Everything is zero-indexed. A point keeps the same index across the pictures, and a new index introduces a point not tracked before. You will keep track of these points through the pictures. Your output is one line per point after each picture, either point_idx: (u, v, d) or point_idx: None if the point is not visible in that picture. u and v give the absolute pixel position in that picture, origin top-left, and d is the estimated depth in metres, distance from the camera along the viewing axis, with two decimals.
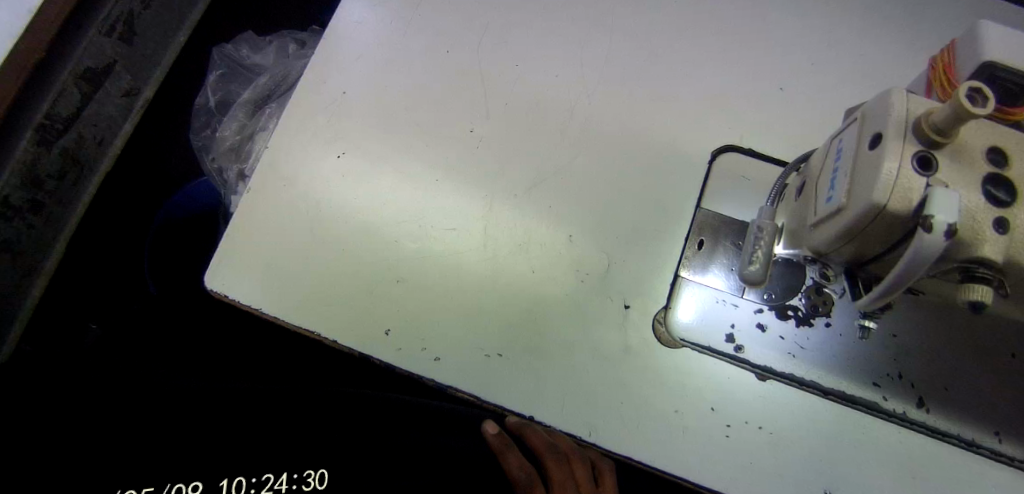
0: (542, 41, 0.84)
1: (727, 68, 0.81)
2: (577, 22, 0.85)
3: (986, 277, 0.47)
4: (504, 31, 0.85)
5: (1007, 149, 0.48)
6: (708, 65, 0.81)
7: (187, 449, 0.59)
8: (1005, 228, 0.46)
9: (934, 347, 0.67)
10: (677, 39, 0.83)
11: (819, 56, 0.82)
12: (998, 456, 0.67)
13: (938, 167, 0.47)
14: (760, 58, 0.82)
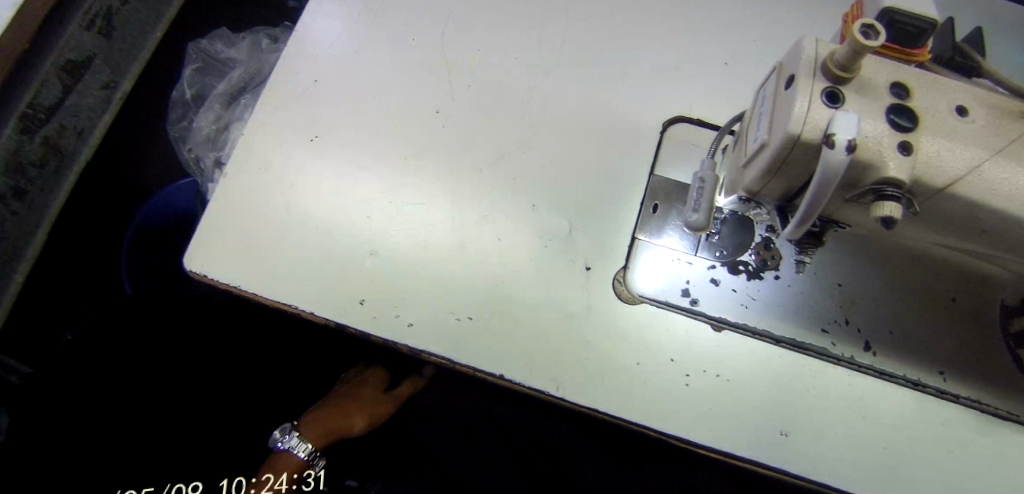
0: (503, 22, 0.87)
1: (676, 45, 0.86)
2: (535, 5, 0.88)
3: (896, 196, 0.48)
4: (466, 14, 0.88)
5: (909, 84, 0.51)
6: (658, 43, 0.86)
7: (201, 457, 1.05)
8: (909, 151, 0.48)
9: (876, 292, 0.72)
10: (628, 20, 0.87)
11: (762, 33, 0.87)
12: (943, 395, 0.69)
13: (847, 98, 0.49)
14: (708, 30, 0.87)
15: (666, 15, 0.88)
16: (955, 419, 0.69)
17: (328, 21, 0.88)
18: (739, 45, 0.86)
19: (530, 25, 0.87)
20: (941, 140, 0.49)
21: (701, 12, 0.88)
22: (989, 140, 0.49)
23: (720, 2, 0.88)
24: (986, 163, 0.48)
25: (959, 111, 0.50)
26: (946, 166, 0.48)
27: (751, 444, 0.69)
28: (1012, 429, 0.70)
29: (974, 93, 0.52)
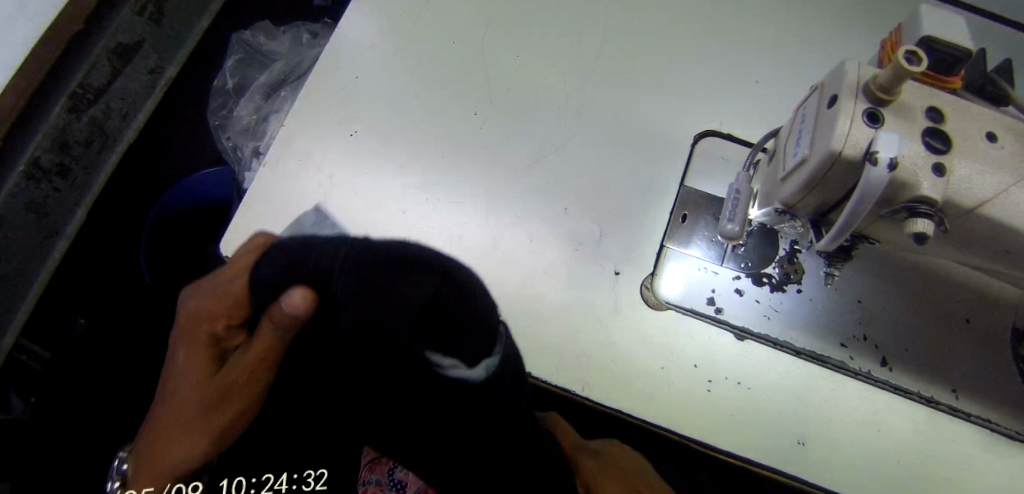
0: (541, 31, 0.90)
1: (708, 63, 0.88)
2: (572, 16, 0.91)
3: (928, 213, 0.51)
4: (507, 21, 0.91)
5: (943, 111, 0.54)
6: (691, 59, 0.89)
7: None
8: (943, 173, 0.51)
9: (895, 310, 0.74)
10: (663, 36, 0.90)
11: (791, 55, 0.90)
12: (957, 413, 0.71)
13: (886, 120, 0.52)
14: (740, 48, 0.90)
15: (699, 31, 0.90)
16: (967, 437, 0.71)
17: (372, 18, 0.90)
18: (769, 66, 0.89)
19: (569, 34, 0.90)
20: (973, 164, 0.52)
21: (734, 31, 0.91)
22: (1018, 165, 0.52)
23: (753, 22, 0.91)
24: (1014, 188, 0.51)
25: (989, 138, 0.54)
26: (975, 189, 0.51)
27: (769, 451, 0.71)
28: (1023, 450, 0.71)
29: (1003, 122, 0.55)
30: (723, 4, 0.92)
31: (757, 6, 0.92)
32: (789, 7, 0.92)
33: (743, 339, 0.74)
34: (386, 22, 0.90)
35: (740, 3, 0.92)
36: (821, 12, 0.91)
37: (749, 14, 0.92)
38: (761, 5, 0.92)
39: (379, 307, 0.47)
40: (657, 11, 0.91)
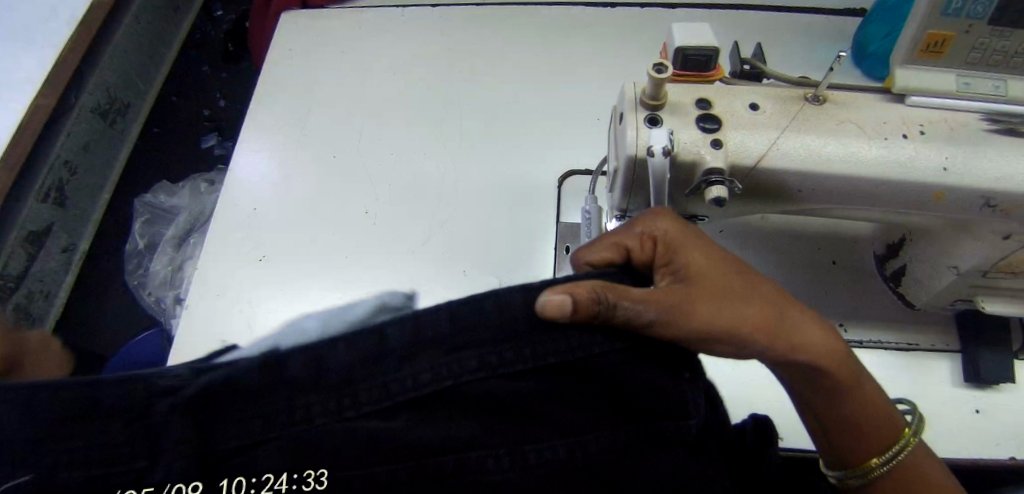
0: (407, 126, 1.02)
1: (555, 115, 1.01)
2: (430, 108, 1.04)
3: (720, 181, 0.60)
4: (376, 127, 1.02)
5: (710, 98, 0.64)
6: (539, 116, 1.01)
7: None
8: (720, 146, 0.61)
9: (769, 272, 0.87)
10: (512, 104, 1.03)
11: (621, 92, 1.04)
12: (849, 342, 0.84)
13: (663, 119, 0.62)
14: (576, 98, 1.03)
15: (540, 92, 1.04)
16: (865, 361, 0.83)
17: (256, 157, 1.00)
18: (605, 104, 1.02)
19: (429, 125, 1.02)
20: (743, 132, 0.62)
21: (568, 86, 1.05)
22: (778, 123, 0.63)
23: (582, 75, 1.06)
24: (781, 141, 0.62)
25: (752, 107, 0.64)
26: (751, 149, 0.62)
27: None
28: (914, 356, 0.84)
29: (761, 92, 0.66)
30: (553, 67, 1.07)
31: (582, 61, 1.08)
32: (608, 56, 1.08)
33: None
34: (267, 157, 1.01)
35: (567, 63, 1.08)
36: (634, 53, 1.08)
37: (578, 68, 1.07)
38: (585, 60, 1.08)
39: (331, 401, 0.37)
40: (499, 87, 1.05)
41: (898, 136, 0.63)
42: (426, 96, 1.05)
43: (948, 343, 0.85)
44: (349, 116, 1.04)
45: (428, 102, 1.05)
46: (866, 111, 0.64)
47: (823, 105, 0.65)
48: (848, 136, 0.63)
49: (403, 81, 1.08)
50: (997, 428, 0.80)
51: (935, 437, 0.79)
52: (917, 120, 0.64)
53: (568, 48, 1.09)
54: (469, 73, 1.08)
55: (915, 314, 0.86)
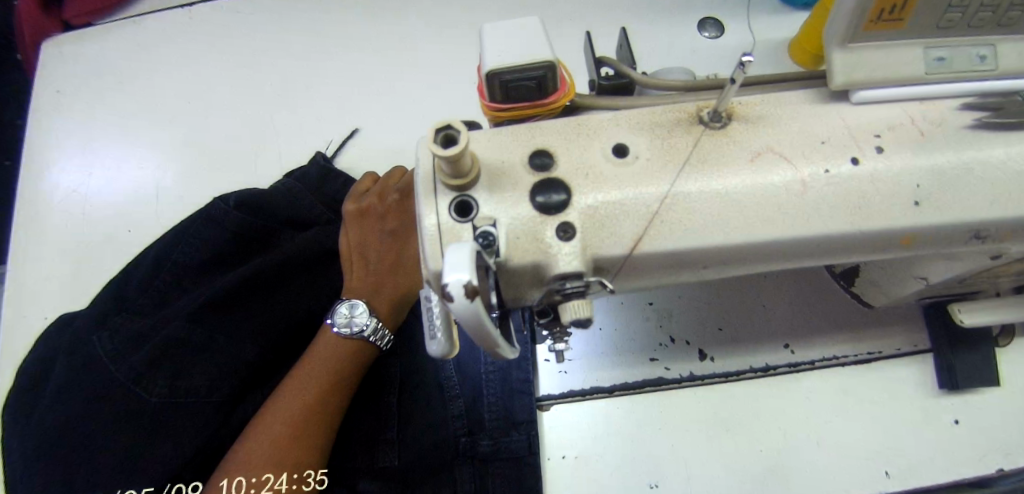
0: (223, 180, 0.84)
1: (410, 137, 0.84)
2: (255, 152, 0.85)
3: (578, 289, 0.40)
4: (182, 184, 0.85)
5: (552, 149, 0.42)
6: (390, 144, 0.85)
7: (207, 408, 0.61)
8: (570, 233, 0.39)
9: (688, 292, 0.65)
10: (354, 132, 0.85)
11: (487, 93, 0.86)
12: (800, 367, 0.62)
13: (477, 204, 0.40)
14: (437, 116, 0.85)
15: (385, 111, 0.86)
16: (822, 386, 0.61)
17: (37, 244, 0.82)
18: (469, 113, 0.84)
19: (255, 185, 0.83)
20: (604, 199, 0.40)
21: (421, 95, 0.86)
22: (662, 173, 0.40)
23: (435, 77, 0.87)
24: (665, 207, 0.39)
25: (617, 152, 0.41)
26: (619, 229, 0.39)
27: None
28: (880, 369, 0.62)
29: (630, 119, 0.43)
30: (400, 72, 0.88)
31: (437, 59, 0.88)
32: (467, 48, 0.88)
33: (543, 411, 0.62)
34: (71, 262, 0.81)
35: (418, 64, 0.88)
36: None
37: (432, 70, 0.88)
38: (439, 57, 0.88)
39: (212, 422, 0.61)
40: (337, 111, 0.87)
41: (846, 161, 0.41)
42: (238, 133, 0.87)
43: (916, 343, 0.63)
44: (149, 174, 0.86)
45: (255, 152, 0.85)
46: (793, 127, 0.42)
47: (728, 128, 0.42)
48: (773, 173, 0.40)
49: (218, 117, 0.88)
50: (986, 436, 0.59)
51: (913, 461, 0.59)
52: (868, 126, 0.43)
53: (417, 44, 0.89)
54: (295, 105, 0.88)
55: (877, 313, 0.64)
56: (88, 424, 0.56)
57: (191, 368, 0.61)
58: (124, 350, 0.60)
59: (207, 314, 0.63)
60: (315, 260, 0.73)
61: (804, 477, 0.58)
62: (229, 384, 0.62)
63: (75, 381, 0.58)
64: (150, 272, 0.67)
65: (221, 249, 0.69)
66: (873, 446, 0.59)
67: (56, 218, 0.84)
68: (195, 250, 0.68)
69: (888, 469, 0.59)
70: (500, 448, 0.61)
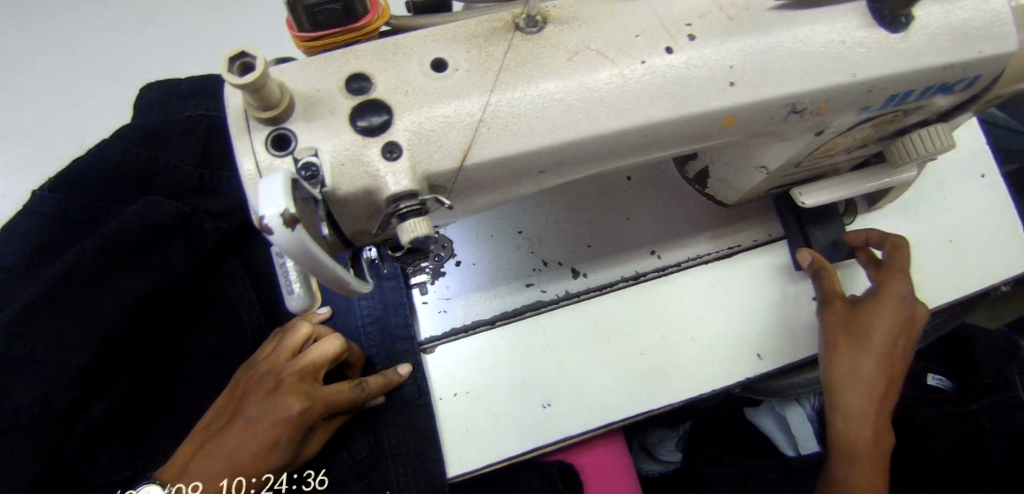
0: None
1: None
2: None
3: (413, 209, 0.39)
4: None
5: (369, 72, 0.40)
6: None
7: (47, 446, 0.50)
8: (397, 151, 0.38)
9: (556, 214, 0.65)
10: None
11: None
12: (667, 270, 0.64)
13: (295, 136, 0.39)
14: None
15: None
16: (691, 285, 0.63)
17: None
18: None
19: None
20: (426, 115, 0.39)
21: None
22: (481, 82, 0.40)
23: None
24: (488, 115, 0.39)
25: (436, 68, 0.40)
26: (446, 143, 0.39)
27: (523, 432, 0.59)
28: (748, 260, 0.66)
29: (447, 33, 0.42)
30: None
31: None
32: None
33: (428, 354, 0.61)
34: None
35: None
36: None
37: None
38: None
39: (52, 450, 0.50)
40: None
41: (662, 52, 0.42)
42: None
43: (771, 232, 0.67)
44: None
45: None
46: (608, 24, 0.43)
47: (544, 31, 0.42)
48: (592, 69, 0.41)
49: None
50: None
51: (780, 341, 0.63)
52: (680, 18, 0.44)
53: None
54: None
55: (735, 210, 0.67)
56: None
57: (15, 388, 0.48)
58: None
59: (20, 323, 0.49)
60: (151, 236, 0.56)
61: (685, 374, 0.62)
62: (69, 393, 0.51)
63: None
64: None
65: (30, 234, 0.55)
66: (745, 330, 0.63)
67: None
68: (4, 246, 0.54)
69: (760, 352, 0.62)
70: (392, 395, 0.61)
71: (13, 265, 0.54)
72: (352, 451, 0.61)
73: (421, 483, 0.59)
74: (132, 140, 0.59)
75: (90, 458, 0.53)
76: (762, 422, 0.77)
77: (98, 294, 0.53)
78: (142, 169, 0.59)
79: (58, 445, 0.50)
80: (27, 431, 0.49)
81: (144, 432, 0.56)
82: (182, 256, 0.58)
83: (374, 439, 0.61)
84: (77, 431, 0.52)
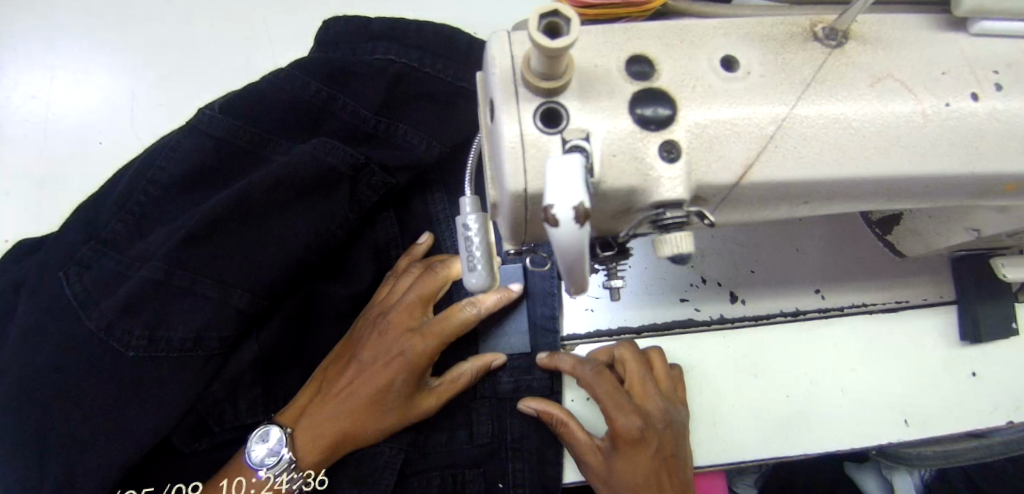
0: (204, 79, 0.75)
1: None
2: (237, 48, 0.76)
3: (678, 221, 0.35)
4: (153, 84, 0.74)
5: (652, 57, 0.36)
6: None
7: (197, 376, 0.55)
8: (676, 154, 0.35)
9: (719, 234, 0.62)
10: None
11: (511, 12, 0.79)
12: (828, 312, 0.62)
13: (566, 112, 0.34)
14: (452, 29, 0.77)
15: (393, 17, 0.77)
16: (848, 335, 0.61)
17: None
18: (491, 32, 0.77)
19: (231, 76, 0.75)
20: (713, 117, 0.35)
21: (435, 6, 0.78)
22: (776, 93, 0.36)
23: None
24: (781, 132, 0.35)
25: (726, 67, 0.36)
26: (729, 153, 0.35)
27: None
28: (907, 319, 0.62)
29: (738, 31, 0.38)
30: None
31: None
32: None
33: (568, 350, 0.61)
34: (36, 180, 0.71)
35: None
36: None
37: None
38: None
39: (193, 377, 0.55)
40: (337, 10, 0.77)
41: (966, 97, 0.38)
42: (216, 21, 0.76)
43: (941, 293, 0.63)
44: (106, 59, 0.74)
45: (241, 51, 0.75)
46: (911, 54, 0.38)
47: (845, 48, 0.38)
48: (893, 101, 0.36)
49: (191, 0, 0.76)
50: (997, 390, 0.61)
51: (928, 411, 0.60)
52: (987, 62, 0.39)
53: None
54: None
55: (902, 264, 0.63)
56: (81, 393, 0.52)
57: (174, 315, 0.53)
58: (97, 293, 0.53)
59: (189, 250, 0.53)
60: (313, 185, 0.58)
61: (824, 425, 0.59)
62: (220, 332, 0.55)
63: (40, 325, 0.52)
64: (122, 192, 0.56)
65: (208, 160, 0.57)
66: (893, 392, 0.61)
67: (11, 126, 0.72)
68: (176, 162, 0.56)
69: (906, 417, 0.60)
70: (523, 385, 0.63)
71: (182, 185, 0.57)
72: (473, 433, 0.63)
73: (535, 481, 0.61)
74: (312, 74, 0.60)
75: (235, 392, 0.60)
76: (863, 480, 0.75)
77: (254, 233, 0.56)
78: (317, 108, 0.60)
79: (203, 378, 0.56)
80: (180, 354, 0.54)
81: (284, 368, 0.64)
82: (342, 210, 0.60)
83: (496, 427, 0.63)
84: (226, 367, 0.58)
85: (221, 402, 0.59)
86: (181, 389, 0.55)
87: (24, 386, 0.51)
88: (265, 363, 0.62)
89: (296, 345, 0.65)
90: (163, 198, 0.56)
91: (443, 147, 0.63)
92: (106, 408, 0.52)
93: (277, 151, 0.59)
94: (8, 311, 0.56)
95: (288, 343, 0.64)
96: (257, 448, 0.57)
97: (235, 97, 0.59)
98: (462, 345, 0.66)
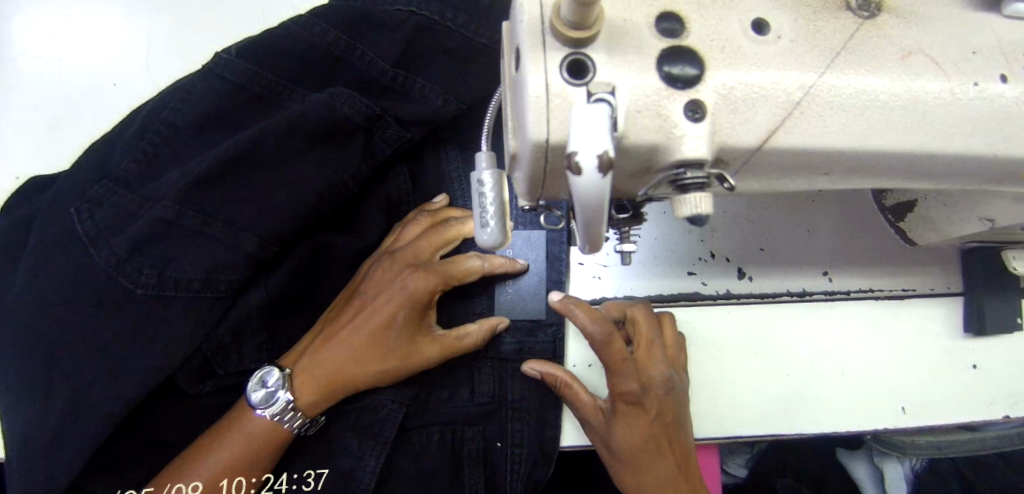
0: (221, 25, 0.74)
1: None
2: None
3: (699, 182, 0.34)
4: (170, 28, 0.73)
5: (683, 14, 0.36)
6: None
7: (204, 319, 0.56)
8: (701, 113, 0.34)
9: (732, 211, 0.62)
10: None
11: None
12: (834, 295, 0.62)
13: (593, 64, 0.34)
14: None
15: None
16: (854, 319, 0.62)
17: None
18: None
19: (248, 25, 0.74)
20: (741, 79, 0.35)
21: None
22: (804, 60, 0.35)
23: None
24: (807, 99, 0.35)
25: (757, 29, 0.36)
26: (754, 118, 0.35)
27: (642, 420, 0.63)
28: (912, 308, 0.62)
29: None
30: None
31: None
32: None
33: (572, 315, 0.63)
34: (49, 118, 0.71)
35: None
36: None
37: None
38: None
39: (200, 319, 0.56)
40: None
41: (995, 78, 0.37)
42: None
43: (948, 284, 0.63)
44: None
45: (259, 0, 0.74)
46: (944, 29, 0.38)
47: (878, 19, 0.37)
48: (921, 77, 0.36)
49: None
50: (995, 384, 0.62)
51: (928, 399, 0.61)
52: (1020, 44, 0.38)
53: None
54: None
55: (911, 252, 0.63)
56: (91, 328, 0.52)
57: (184, 256, 0.54)
58: (107, 230, 0.53)
59: (202, 189, 0.54)
60: (328, 133, 0.58)
61: (822, 407, 0.60)
62: (229, 275, 0.56)
63: (51, 258, 0.53)
64: (135, 131, 0.57)
65: (222, 105, 0.57)
66: (892, 378, 0.61)
67: (24, 63, 0.71)
68: (191, 105, 0.56)
69: (904, 405, 0.61)
70: (524, 347, 0.64)
71: (195, 127, 0.57)
72: (473, 393, 0.65)
73: (534, 444, 0.64)
74: (332, 24, 0.59)
75: (240, 339, 0.60)
76: (854, 467, 0.76)
77: (266, 179, 0.57)
78: (335, 58, 0.60)
79: (208, 320, 0.56)
80: (189, 296, 0.55)
81: (289, 316, 0.65)
82: (356, 161, 0.61)
83: (497, 387, 0.65)
84: (233, 313, 0.59)
85: (226, 349, 0.60)
86: (190, 330, 0.55)
87: (34, 316, 0.52)
88: (270, 310, 0.62)
89: (302, 296, 0.66)
90: (176, 140, 0.56)
91: (458, 104, 0.63)
92: (114, 344, 0.53)
93: (290, 99, 0.59)
94: (19, 244, 0.56)
95: (294, 294, 0.65)
96: (257, 392, 0.58)
97: (252, 42, 0.58)
98: (468, 305, 0.67)
